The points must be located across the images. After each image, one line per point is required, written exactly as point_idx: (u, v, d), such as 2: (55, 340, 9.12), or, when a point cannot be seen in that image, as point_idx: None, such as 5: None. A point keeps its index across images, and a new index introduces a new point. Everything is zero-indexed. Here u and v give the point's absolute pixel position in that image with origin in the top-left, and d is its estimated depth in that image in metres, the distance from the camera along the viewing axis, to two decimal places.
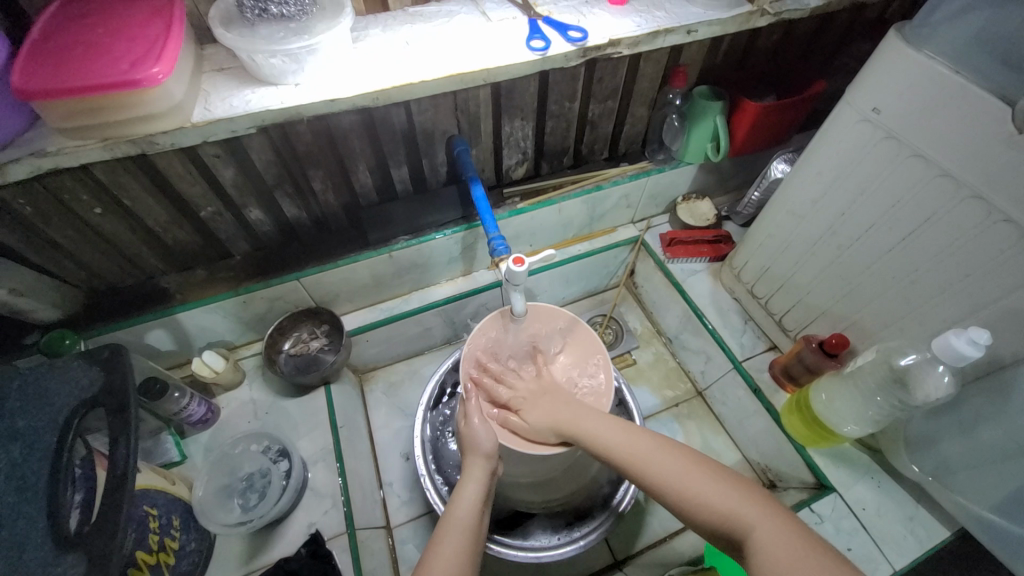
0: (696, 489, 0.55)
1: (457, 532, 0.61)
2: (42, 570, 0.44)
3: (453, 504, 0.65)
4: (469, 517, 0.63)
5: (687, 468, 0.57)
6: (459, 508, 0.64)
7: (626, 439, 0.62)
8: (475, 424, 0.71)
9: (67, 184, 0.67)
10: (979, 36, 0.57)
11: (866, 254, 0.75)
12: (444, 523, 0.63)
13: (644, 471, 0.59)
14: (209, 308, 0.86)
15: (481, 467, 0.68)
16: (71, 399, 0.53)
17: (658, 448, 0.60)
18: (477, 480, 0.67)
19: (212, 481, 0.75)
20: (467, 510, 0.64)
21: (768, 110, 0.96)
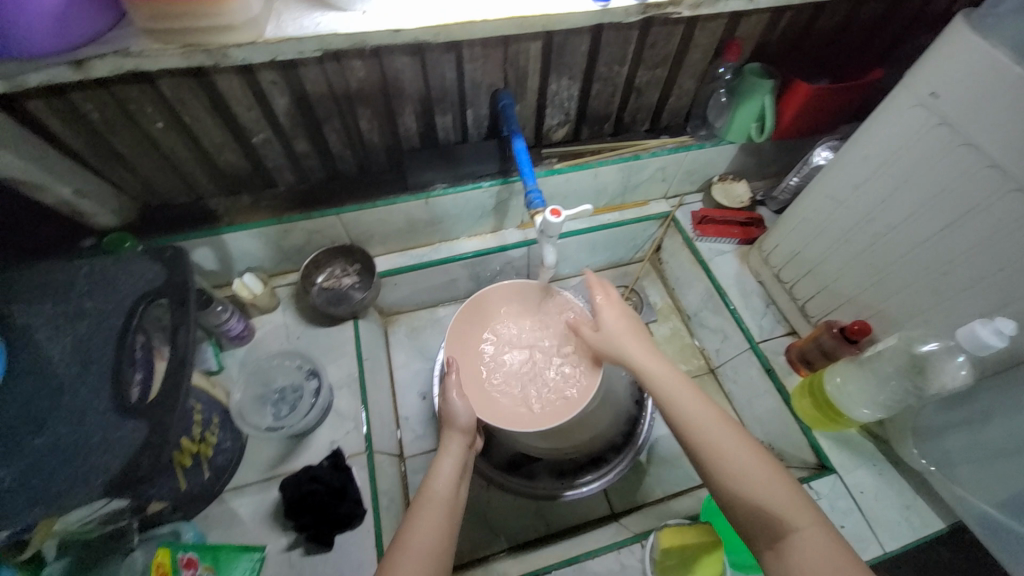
0: (753, 477, 0.56)
1: (435, 504, 0.62)
2: (106, 432, 0.49)
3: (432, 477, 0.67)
4: (447, 488, 0.65)
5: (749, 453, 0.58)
6: (437, 481, 0.66)
7: (700, 408, 0.63)
8: (454, 401, 0.76)
9: (135, 95, 0.70)
10: None
11: (901, 243, 0.75)
12: (422, 496, 0.64)
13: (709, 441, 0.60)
14: (253, 232, 0.90)
15: (457, 443, 0.72)
16: (135, 290, 0.57)
17: (729, 431, 0.61)
18: (453, 454, 0.71)
19: (249, 389, 0.82)
20: (443, 483, 0.66)
21: (820, 93, 0.95)
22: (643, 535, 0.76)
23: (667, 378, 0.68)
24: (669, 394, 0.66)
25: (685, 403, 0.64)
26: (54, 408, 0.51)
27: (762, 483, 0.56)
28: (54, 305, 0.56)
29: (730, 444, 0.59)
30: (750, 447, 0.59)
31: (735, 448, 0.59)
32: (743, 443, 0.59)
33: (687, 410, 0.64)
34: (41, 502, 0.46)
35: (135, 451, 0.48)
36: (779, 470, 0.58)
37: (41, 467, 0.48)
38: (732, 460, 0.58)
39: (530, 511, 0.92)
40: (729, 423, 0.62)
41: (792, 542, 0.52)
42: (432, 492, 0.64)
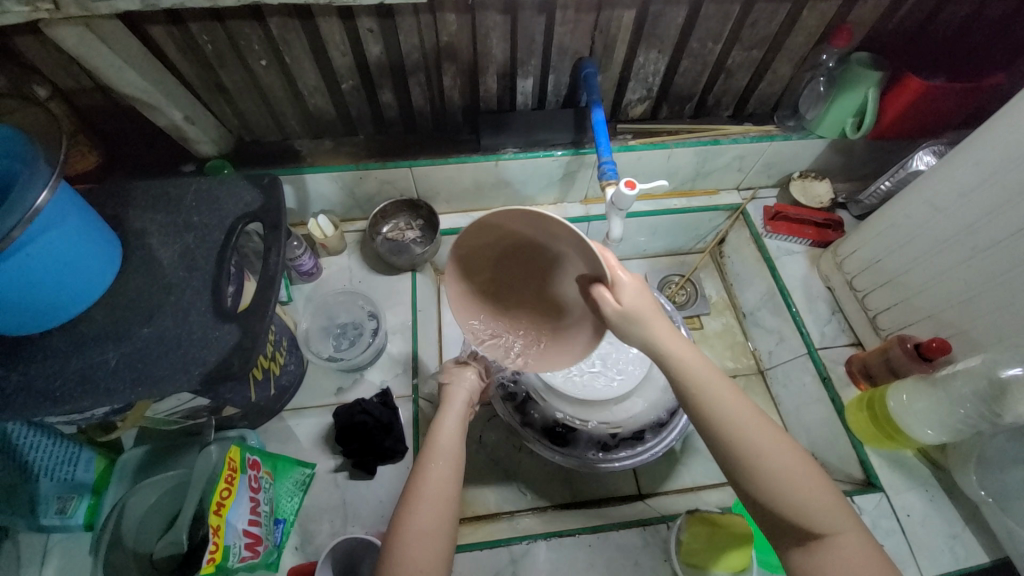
0: (793, 483, 0.51)
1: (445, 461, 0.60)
2: (204, 331, 0.55)
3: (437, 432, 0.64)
4: (454, 446, 0.63)
5: (788, 457, 0.52)
6: (442, 437, 0.63)
7: (738, 405, 0.54)
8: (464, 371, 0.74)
9: (245, 31, 0.75)
10: None
11: (1003, 260, 0.70)
12: (428, 452, 0.62)
13: (747, 441, 0.53)
14: (331, 175, 0.95)
15: (463, 400, 0.69)
16: (235, 211, 0.62)
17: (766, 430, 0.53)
18: (455, 411, 0.67)
19: (315, 321, 0.89)
20: (449, 438, 0.63)
21: (935, 90, 0.87)
22: (671, 517, 0.77)
23: (699, 363, 0.57)
24: (703, 384, 0.55)
25: (724, 399, 0.55)
26: (161, 304, 0.56)
27: (802, 488, 0.51)
28: (165, 215, 0.62)
29: (772, 446, 0.53)
30: (790, 448, 0.53)
31: (778, 450, 0.53)
32: (784, 442, 0.53)
33: (725, 408, 0.54)
34: (147, 382, 0.52)
35: (229, 351, 0.54)
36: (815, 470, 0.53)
37: (148, 354, 0.54)
38: (772, 463, 0.52)
39: (558, 477, 0.94)
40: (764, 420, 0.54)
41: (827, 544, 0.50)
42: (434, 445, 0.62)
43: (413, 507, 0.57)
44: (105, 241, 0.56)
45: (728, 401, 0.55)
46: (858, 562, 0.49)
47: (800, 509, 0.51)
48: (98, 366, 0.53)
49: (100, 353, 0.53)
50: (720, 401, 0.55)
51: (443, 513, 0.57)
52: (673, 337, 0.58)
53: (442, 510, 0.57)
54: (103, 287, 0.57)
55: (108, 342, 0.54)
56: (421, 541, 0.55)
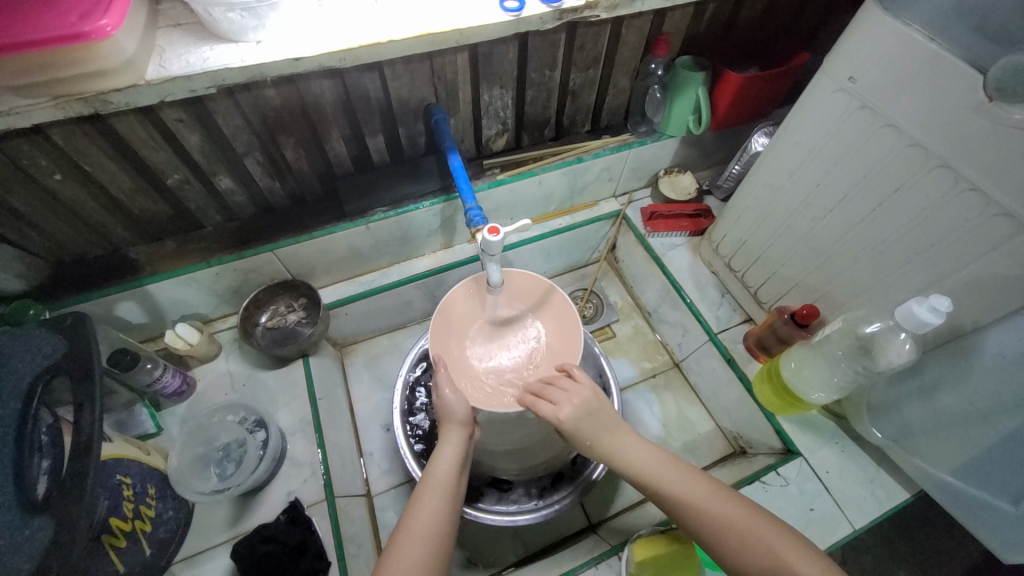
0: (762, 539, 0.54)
1: (436, 494, 0.62)
2: (7, 534, 0.45)
3: (433, 465, 0.66)
4: (449, 476, 0.64)
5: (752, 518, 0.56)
6: (438, 468, 0.65)
7: (686, 478, 0.60)
8: (446, 395, 0.70)
9: (23, 150, 0.64)
10: (966, 6, 0.55)
11: (837, 227, 0.77)
12: (423, 484, 0.64)
13: (704, 512, 0.57)
14: (181, 279, 0.84)
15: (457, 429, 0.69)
16: (33, 367, 0.52)
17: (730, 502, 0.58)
18: (453, 444, 0.68)
19: (187, 451, 0.76)
20: (445, 470, 0.65)
21: (751, 81, 0.96)
22: (619, 547, 0.75)
23: (646, 454, 0.63)
24: (650, 472, 0.61)
25: (673, 482, 0.60)
26: None
27: (771, 539, 0.54)
28: None
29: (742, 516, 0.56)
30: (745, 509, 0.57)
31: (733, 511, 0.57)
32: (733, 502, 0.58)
33: (678, 487, 0.60)
34: None
35: (43, 552, 0.44)
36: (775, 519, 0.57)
37: None
38: (729, 531, 0.56)
39: (507, 533, 0.90)
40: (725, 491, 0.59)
41: None
42: (433, 476, 0.64)
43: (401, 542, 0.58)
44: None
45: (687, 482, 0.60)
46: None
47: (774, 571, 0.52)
48: None
49: None
50: (671, 485, 0.60)
51: (431, 555, 0.57)
52: (618, 443, 0.64)
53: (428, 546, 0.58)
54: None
55: None
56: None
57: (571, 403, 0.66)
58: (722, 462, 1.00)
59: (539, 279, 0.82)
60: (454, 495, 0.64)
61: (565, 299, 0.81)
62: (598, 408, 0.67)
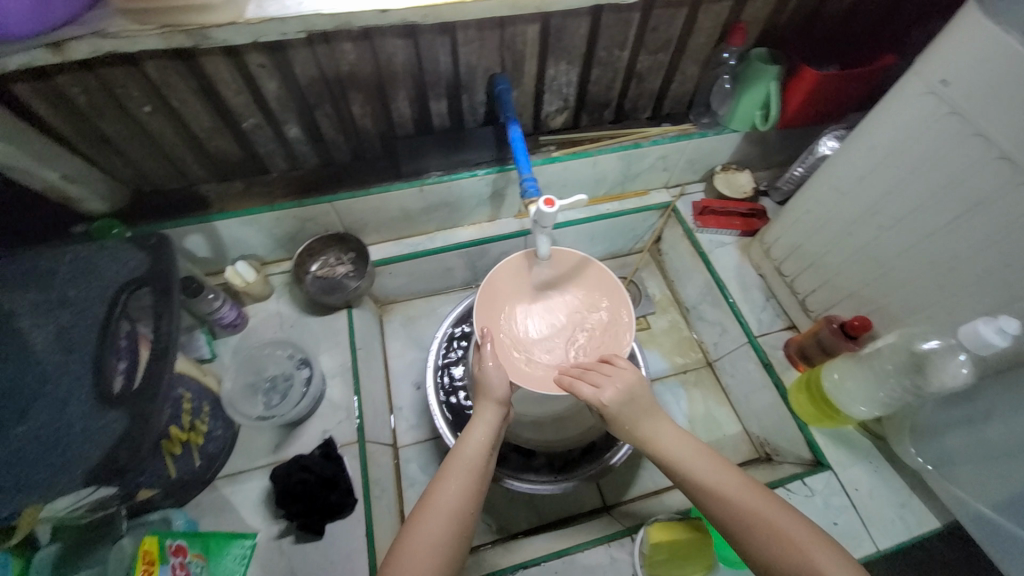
0: (797, 542, 0.53)
1: (460, 470, 0.63)
2: (85, 422, 0.49)
3: (462, 442, 0.66)
4: (477, 454, 0.65)
5: (789, 520, 0.55)
6: (466, 447, 0.66)
7: (722, 472, 0.61)
8: (490, 368, 0.71)
9: (120, 79, 0.69)
10: None
11: (904, 238, 0.74)
12: (450, 461, 0.65)
13: (739, 507, 0.57)
14: (244, 219, 0.89)
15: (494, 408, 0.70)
16: (118, 278, 0.57)
17: (767, 504, 0.57)
18: (485, 425, 0.68)
19: (239, 378, 0.83)
20: (473, 448, 0.66)
21: (829, 79, 0.91)
22: (634, 529, 0.77)
23: (682, 444, 0.64)
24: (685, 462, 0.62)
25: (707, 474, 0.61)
26: (37, 394, 0.50)
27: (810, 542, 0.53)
28: (38, 291, 0.56)
29: (776, 515, 0.56)
30: (779, 506, 0.56)
31: (767, 508, 0.56)
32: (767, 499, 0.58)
33: (710, 477, 0.60)
34: (21, 491, 0.45)
35: (115, 442, 0.48)
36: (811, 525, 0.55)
37: (23, 458, 0.47)
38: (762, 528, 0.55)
39: (523, 502, 0.93)
40: (760, 489, 0.59)
41: None
42: (460, 455, 0.65)
43: (424, 516, 0.59)
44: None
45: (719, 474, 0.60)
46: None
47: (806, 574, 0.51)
48: None
49: None
50: (704, 476, 0.61)
51: (453, 530, 0.59)
52: (655, 431, 0.65)
53: (452, 522, 0.59)
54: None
55: None
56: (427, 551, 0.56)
57: (613, 386, 0.67)
58: (746, 466, 0.99)
59: (574, 251, 0.81)
60: (481, 474, 0.65)
61: (604, 268, 0.81)
62: (640, 394, 0.67)
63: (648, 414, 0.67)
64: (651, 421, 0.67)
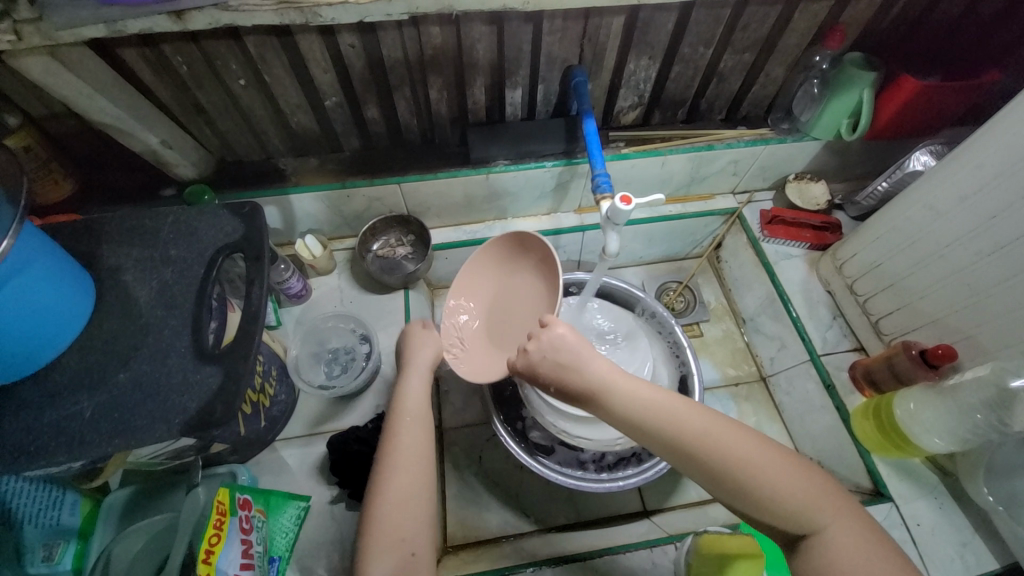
0: (758, 475, 0.53)
1: (409, 425, 0.66)
2: (182, 375, 0.52)
3: (402, 400, 0.69)
4: (420, 409, 0.68)
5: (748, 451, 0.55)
6: (407, 401, 0.68)
7: (699, 417, 0.57)
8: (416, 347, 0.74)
9: (220, 51, 0.71)
10: None
11: (1007, 266, 0.69)
12: (394, 415, 0.67)
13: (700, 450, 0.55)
14: (317, 194, 0.91)
15: (421, 369, 0.72)
16: (215, 242, 0.60)
17: (724, 435, 0.56)
18: (421, 376, 0.71)
19: (305, 347, 0.87)
20: (415, 402, 0.68)
21: (931, 90, 0.85)
22: (679, 537, 0.76)
23: (656, 393, 0.60)
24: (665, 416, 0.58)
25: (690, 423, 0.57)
26: (139, 346, 0.54)
27: (773, 475, 0.53)
28: (141, 249, 0.60)
29: (734, 447, 0.55)
30: (736, 438, 0.56)
31: (750, 451, 0.55)
32: (748, 439, 0.56)
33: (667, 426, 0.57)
34: (125, 432, 0.49)
35: (210, 396, 0.51)
36: (797, 462, 0.55)
37: (124, 403, 0.50)
38: (748, 472, 0.53)
39: (562, 497, 0.93)
40: (716, 422, 0.57)
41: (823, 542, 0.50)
42: (403, 410, 0.67)
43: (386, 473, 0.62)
44: (76, 267, 0.54)
45: (675, 417, 0.57)
46: (851, 546, 0.50)
47: (778, 513, 0.52)
48: (71, 418, 0.49)
49: (72, 404, 0.50)
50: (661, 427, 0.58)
51: (419, 482, 0.62)
52: (621, 384, 0.61)
53: (413, 476, 0.62)
54: (90, 311, 0.55)
55: (81, 391, 0.51)
56: (398, 506, 0.60)
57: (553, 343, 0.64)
58: None
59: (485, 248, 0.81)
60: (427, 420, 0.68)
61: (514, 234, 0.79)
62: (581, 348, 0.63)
63: (599, 370, 0.62)
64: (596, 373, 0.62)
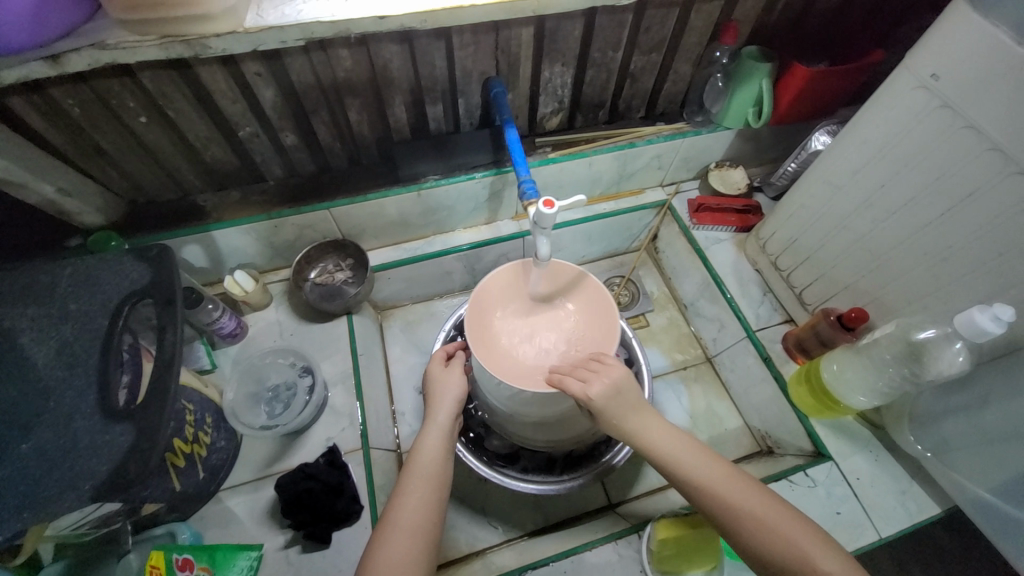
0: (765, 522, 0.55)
1: (422, 482, 0.63)
2: (92, 437, 0.48)
3: (418, 453, 0.66)
4: (435, 463, 0.65)
5: (756, 501, 0.57)
6: (423, 455, 0.66)
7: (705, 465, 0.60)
8: (444, 375, 0.77)
9: (114, 89, 0.68)
10: None
11: (898, 230, 0.75)
12: (408, 470, 0.64)
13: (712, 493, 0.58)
14: (241, 228, 0.88)
15: (445, 413, 0.72)
16: (120, 291, 0.56)
17: (737, 485, 0.59)
18: (439, 428, 0.70)
19: (241, 388, 0.84)
20: (432, 456, 0.66)
21: (820, 76, 0.92)
22: (640, 527, 0.77)
23: (667, 438, 0.63)
24: (679, 463, 0.61)
25: (702, 473, 0.60)
26: (39, 413, 0.50)
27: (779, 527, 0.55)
28: (36, 308, 0.55)
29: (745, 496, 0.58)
30: (752, 490, 0.58)
31: (754, 503, 0.57)
32: (756, 492, 0.58)
33: (690, 466, 0.60)
34: (32, 506, 0.45)
35: (126, 455, 0.47)
36: (795, 515, 0.56)
37: (28, 476, 0.46)
38: (753, 522, 0.56)
39: (528, 504, 0.93)
40: (733, 474, 0.60)
41: None
42: (418, 466, 0.64)
43: (388, 534, 0.58)
44: None
45: (696, 461, 0.61)
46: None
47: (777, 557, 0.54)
48: None
49: None
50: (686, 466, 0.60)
51: (419, 544, 0.57)
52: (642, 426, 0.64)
53: (415, 539, 0.57)
54: None
55: None
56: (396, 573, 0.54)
57: (600, 382, 0.64)
58: (747, 459, 1.00)
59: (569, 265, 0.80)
60: (442, 481, 0.64)
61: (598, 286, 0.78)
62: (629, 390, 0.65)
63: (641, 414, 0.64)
64: (635, 417, 0.64)
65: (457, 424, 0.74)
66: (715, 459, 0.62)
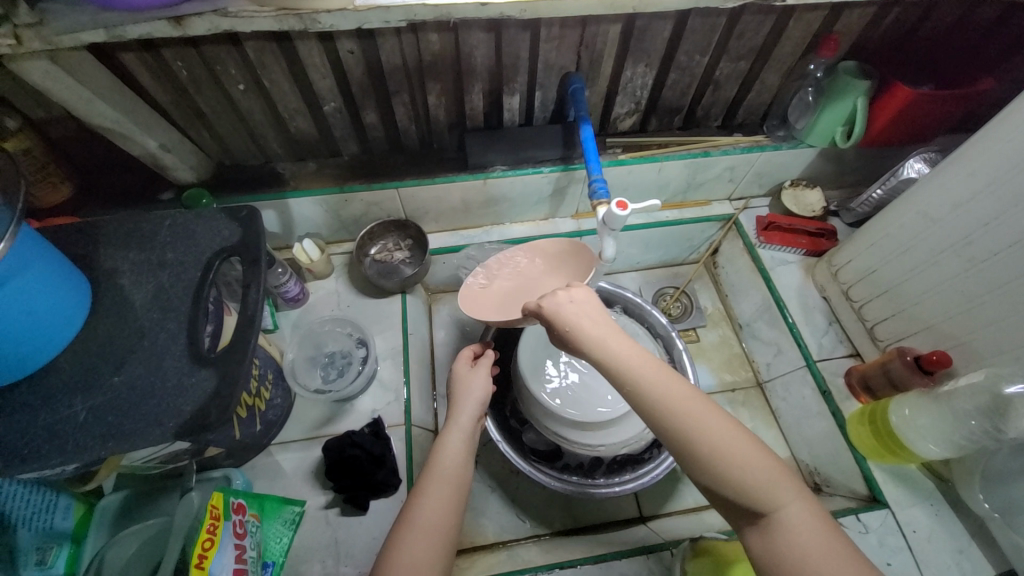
0: (731, 452, 0.50)
1: (441, 482, 0.62)
2: (177, 378, 0.52)
3: (439, 453, 0.66)
4: (455, 465, 0.65)
5: (724, 431, 0.51)
6: (446, 456, 0.65)
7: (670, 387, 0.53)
8: (467, 374, 0.77)
9: (220, 55, 0.72)
10: None
11: (1001, 273, 0.69)
12: (430, 470, 0.64)
13: (674, 419, 0.52)
14: (315, 198, 0.92)
15: (468, 414, 0.71)
16: (211, 245, 0.60)
17: (702, 412, 0.52)
18: (462, 429, 0.69)
19: (300, 352, 0.88)
20: (453, 459, 0.65)
21: (923, 99, 0.86)
22: (674, 544, 0.75)
23: (630, 352, 0.56)
24: (634, 380, 0.54)
25: (659, 390, 0.53)
26: (133, 350, 0.54)
27: (738, 456, 0.50)
28: (137, 252, 0.60)
29: (709, 423, 0.52)
30: (719, 417, 0.52)
31: (721, 432, 0.51)
32: (719, 416, 0.52)
33: (653, 387, 0.53)
34: (122, 433, 0.49)
35: (207, 399, 0.51)
36: (759, 448, 0.51)
37: (120, 405, 0.50)
38: (708, 446, 0.50)
39: (557, 503, 0.92)
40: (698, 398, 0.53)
41: (779, 526, 0.48)
42: (438, 465, 0.64)
43: (404, 535, 0.57)
44: (73, 269, 0.54)
45: (658, 382, 0.53)
46: (808, 541, 0.47)
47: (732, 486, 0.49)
48: (66, 420, 0.49)
49: (67, 406, 0.50)
50: (651, 389, 0.53)
51: (438, 542, 0.57)
52: (600, 340, 0.56)
53: (434, 538, 0.57)
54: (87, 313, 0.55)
55: (77, 393, 0.51)
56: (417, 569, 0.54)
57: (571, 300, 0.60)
58: None
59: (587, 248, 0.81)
60: (460, 482, 0.64)
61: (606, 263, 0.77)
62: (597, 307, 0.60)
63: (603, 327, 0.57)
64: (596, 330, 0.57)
65: (479, 425, 0.73)
66: (681, 384, 0.54)
